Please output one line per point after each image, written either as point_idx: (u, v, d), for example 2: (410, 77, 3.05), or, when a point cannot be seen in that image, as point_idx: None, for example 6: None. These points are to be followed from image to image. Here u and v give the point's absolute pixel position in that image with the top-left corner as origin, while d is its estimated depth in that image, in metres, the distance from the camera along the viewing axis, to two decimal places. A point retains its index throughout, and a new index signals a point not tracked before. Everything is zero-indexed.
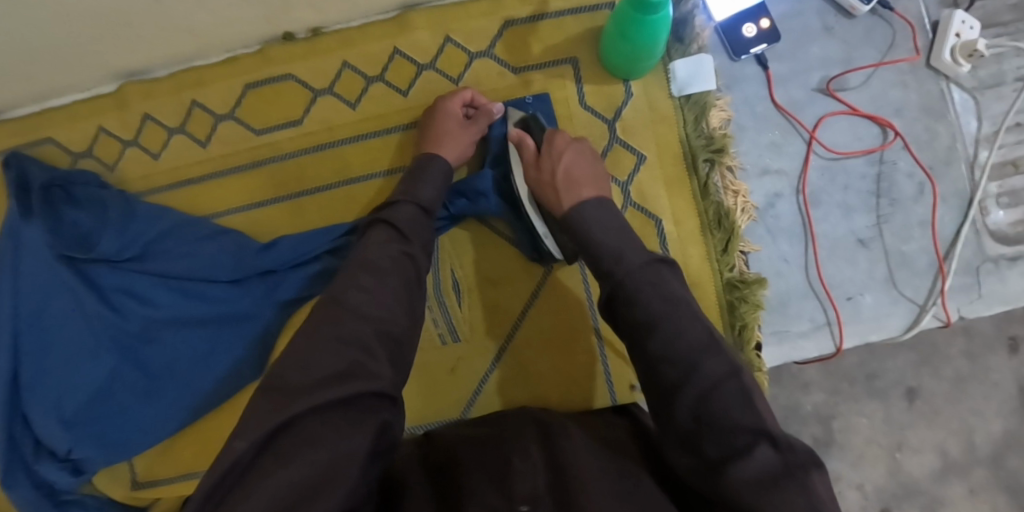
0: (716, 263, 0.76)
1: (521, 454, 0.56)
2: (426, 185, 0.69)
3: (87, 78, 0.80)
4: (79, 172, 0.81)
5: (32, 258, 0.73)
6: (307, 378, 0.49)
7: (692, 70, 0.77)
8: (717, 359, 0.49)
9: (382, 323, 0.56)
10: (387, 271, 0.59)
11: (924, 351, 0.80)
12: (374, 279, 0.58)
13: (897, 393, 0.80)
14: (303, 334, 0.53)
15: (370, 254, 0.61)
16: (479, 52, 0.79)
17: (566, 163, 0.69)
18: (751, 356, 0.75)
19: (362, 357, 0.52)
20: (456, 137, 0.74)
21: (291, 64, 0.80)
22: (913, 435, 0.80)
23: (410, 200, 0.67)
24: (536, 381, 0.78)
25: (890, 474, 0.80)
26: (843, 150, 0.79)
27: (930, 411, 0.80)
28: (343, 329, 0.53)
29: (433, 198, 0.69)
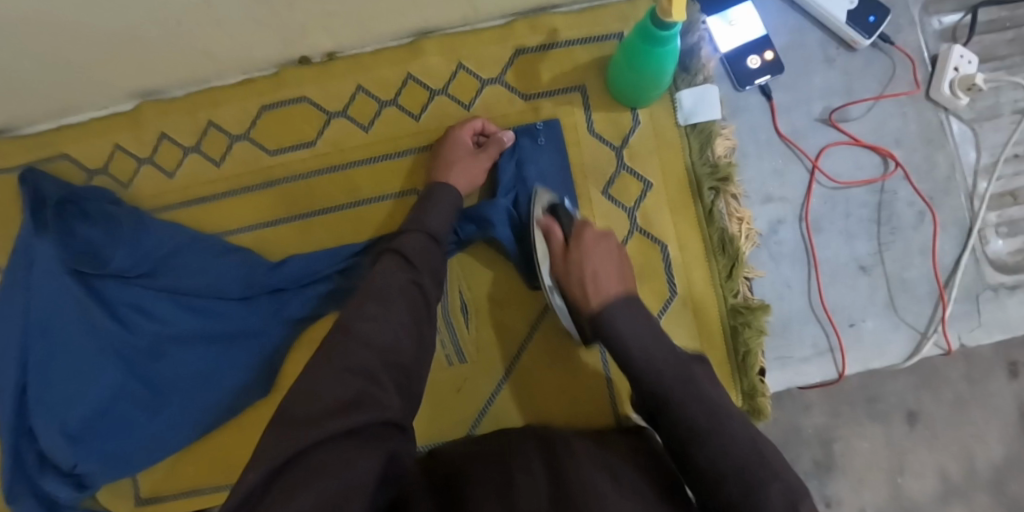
0: (719, 288, 0.77)
1: (525, 472, 0.55)
2: (435, 213, 0.71)
3: (104, 96, 0.81)
4: (92, 188, 0.82)
5: (44, 272, 0.73)
6: (315, 407, 0.51)
7: (697, 100, 0.78)
8: (689, 400, 0.57)
9: (388, 351, 0.58)
10: (394, 301, 0.61)
11: (924, 374, 0.84)
12: (380, 307, 0.60)
13: (897, 416, 0.83)
14: (315, 362, 0.56)
15: (380, 285, 0.62)
16: (490, 79, 0.81)
17: (593, 264, 0.68)
18: (754, 381, 0.76)
19: (368, 385, 0.54)
20: (467, 165, 0.76)
21: (306, 86, 0.82)
22: (913, 458, 0.83)
23: (420, 228, 0.69)
24: (541, 403, 0.79)
25: (892, 496, 0.83)
26: (845, 180, 0.80)
27: (930, 436, 0.83)
28: (351, 359, 0.55)
29: (442, 226, 0.71)
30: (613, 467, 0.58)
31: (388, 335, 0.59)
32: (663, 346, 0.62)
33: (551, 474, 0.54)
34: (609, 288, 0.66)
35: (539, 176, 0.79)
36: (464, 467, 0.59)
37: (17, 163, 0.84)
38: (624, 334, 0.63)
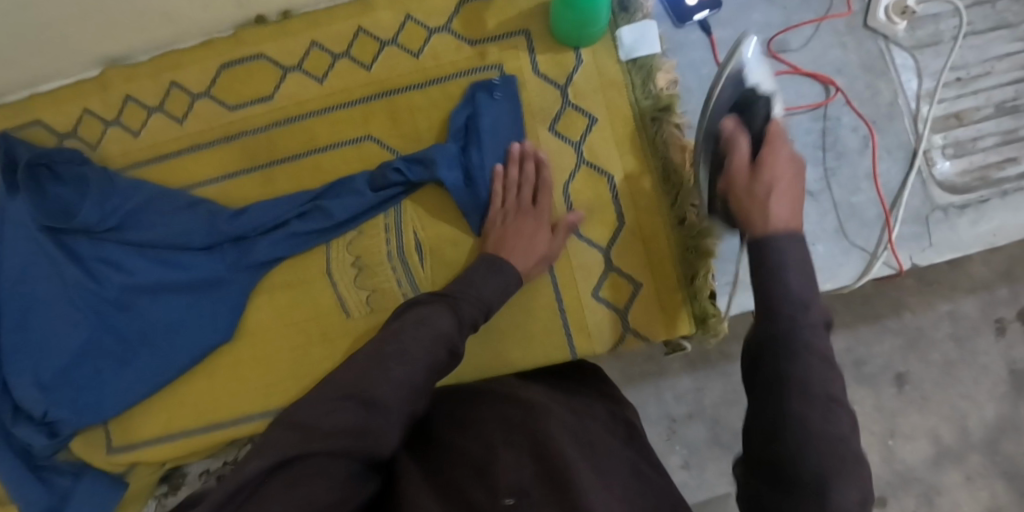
0: (665, 215, 0.79)
1: (509, 446, 0.51)
2: (489, 282, 0.67)
3: (73, 62, 0.85)
4: (61, 148, 0.84)
5: (18, 229, 0.79)
6: (327, 415, 0.44)
7: (637, 37, 0.81)
8: (810, 366, 0.47)
9: (406, 394, 0.50)
10: (417, 341, 0.54)
11: (910, 336, 0.89)
12: (411, 339, 0.54)
13: (885, 378, 0.89)
14: (328, 390, 0.47)
15: (422, 321, 0.56)
16: (438, 28, 0.84)
17: (770, 191, 0.59)
18: (704, 303, 0.77)
19: (370, 413, 0.46)
20: (529, 235, 0.74)
21: (262, 44, 0.85)
22: (903, 421, 0.89)
23: (474, 300, 0.64)
24: (499, 339, 0.80)
25: (883, 460, 0.89)
26: (788, 107, 0.82)
27: (920, 397, 0.89)
28: (376, 380, 0.48)
29: (492, 299, 0.66)
30: (595, 442, 0.55)
31: (409, 382, 0.50)
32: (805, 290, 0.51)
33: (532, 442, 0.51)
34: (782, 215, 0.57)
35: (491, 126, 0.80)
36: (452, 444, 0.55)
37: None
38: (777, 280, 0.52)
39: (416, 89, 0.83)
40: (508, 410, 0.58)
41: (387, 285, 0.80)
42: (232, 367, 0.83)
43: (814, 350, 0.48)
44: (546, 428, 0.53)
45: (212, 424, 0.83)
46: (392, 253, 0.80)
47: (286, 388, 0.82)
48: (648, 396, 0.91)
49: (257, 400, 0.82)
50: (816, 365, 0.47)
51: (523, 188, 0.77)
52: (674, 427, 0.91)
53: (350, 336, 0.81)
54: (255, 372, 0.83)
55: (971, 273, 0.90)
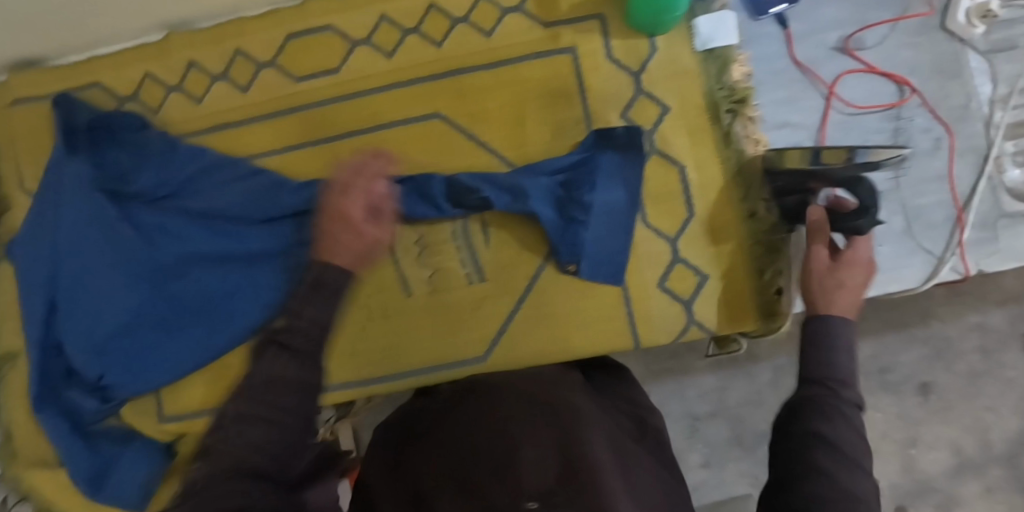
0: (738, 208, 0.78)
1: (532, 442, 0.43)
2: (314, 303, 0.58)
3: (137, 24, 0.84)
4: (117, 114, 0.82)
5: (76, 194, 0.78)
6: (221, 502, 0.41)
7: (714, 26, 0.79)
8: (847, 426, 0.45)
9: (275, 451, 0.47)
10: (294, 404, 0.49)
11: (936, 346, 0.90)
12: (291, 408, 0.49)
13: (909, 387, 0.91)
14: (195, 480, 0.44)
15: (271, 381, 0.49)
16: (511, 8, 0.82)
17: (841, 278, 0.59)
18: (771, 298, 0.78)
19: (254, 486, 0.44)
20: (356, 227, 0.75)
21: (329, 16, 0.84)
22: (925, 431, 0.90)
23: (307, 323, 0.55)
24: (563, 323, 0.79)
25: (904, 468, 0.91)
26: (862, 105, 0.81)
27: (943, 406, 0.90)
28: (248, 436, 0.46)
29: (329, 318, 0.58)
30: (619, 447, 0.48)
31: (280, 440, 0.47)
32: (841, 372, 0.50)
33: (558, 437, 0.43)
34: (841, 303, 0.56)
35: (608, 169, 0.78)
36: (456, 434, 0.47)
37: (50, 91, 0.86)
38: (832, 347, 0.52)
39: (486, 69, 0.81)
40: (525, 398, 0.49)
41: (451, 265, 0.79)
42: None
43: (850, 421, 0.46)
44: (575, 424, 0.45)
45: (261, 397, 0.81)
46: (457, 232, 0.79)
47: (338, 364, 0.81)
48: (670, 394, 0.92)
49: None
50: (846, 428, 0.45)
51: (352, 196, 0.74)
52: (695, 425, 0.91)
53: (408, 314, 0.80)
54: None
55: (1000, 285, 0.90)
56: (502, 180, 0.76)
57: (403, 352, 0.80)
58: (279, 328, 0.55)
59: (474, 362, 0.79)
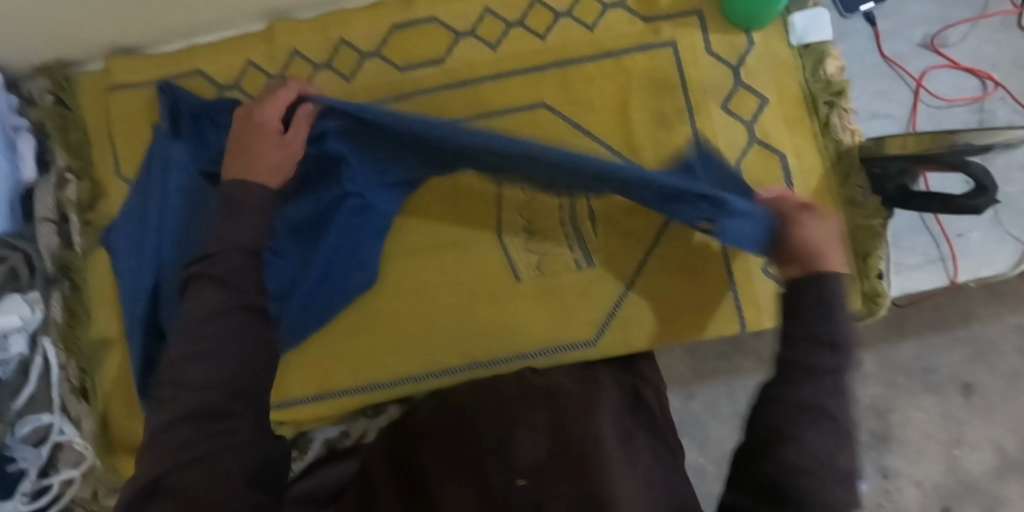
0: (838, 195, 0.81)
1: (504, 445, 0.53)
2: (247, 225, 0.54)
3: (241, 13, 0.84)
4: (219, 100, 0.83)
5: (180, 173, 0.77)
6: (183, 437, 0.44)
7: (810, 22, 0.83)
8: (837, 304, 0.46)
9: (237, 383, 0.47)
10: (225, 338, 0.47)
11: (977, 347, 0.95)
12: (211, 334, 0.47)
13: (952, 388, 0.96)
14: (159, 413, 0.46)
15: (194, 311, 0.49)
16: (613, 2, 0.85)
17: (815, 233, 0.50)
18: (875, 282, 0.79)
19: (220, 422, 0.45)
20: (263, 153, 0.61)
21: (435, 7, 0.85)
22: (969, 431, 0.95)
23: (235, 248, 0.52)
24: (671, 307, 0.80)
25: (949, 470, 0.95)
26: (948, 98, 0.85)
27: (984, 407, 0.95)
28: (186, 369, 0.46)
29: (256, 241, 0.54)
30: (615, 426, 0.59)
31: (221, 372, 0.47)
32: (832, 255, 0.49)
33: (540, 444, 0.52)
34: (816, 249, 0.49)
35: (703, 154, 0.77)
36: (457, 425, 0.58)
37: (149, 78, 0.86)
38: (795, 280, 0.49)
39: (590, 60, 0.84)
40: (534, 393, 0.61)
41: (559, 249, 0.80)
42: (392, 325, 0.81)
43: (833, 309, 0.45)
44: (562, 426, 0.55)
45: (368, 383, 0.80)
46: (565, 217, 0.79)
47: (443, 349, 0.80)
48: (720, 394, 0.95)
49: (410, 362, 0.80)
50: (835, 318, 0.45)
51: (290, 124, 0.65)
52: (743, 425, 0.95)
53: (517, 299, 0.80)
54: (416, 330, 0.80)
55: None
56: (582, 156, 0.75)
57: (509, 336, 0.80)
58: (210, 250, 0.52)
59: (585, 347, 0.80)
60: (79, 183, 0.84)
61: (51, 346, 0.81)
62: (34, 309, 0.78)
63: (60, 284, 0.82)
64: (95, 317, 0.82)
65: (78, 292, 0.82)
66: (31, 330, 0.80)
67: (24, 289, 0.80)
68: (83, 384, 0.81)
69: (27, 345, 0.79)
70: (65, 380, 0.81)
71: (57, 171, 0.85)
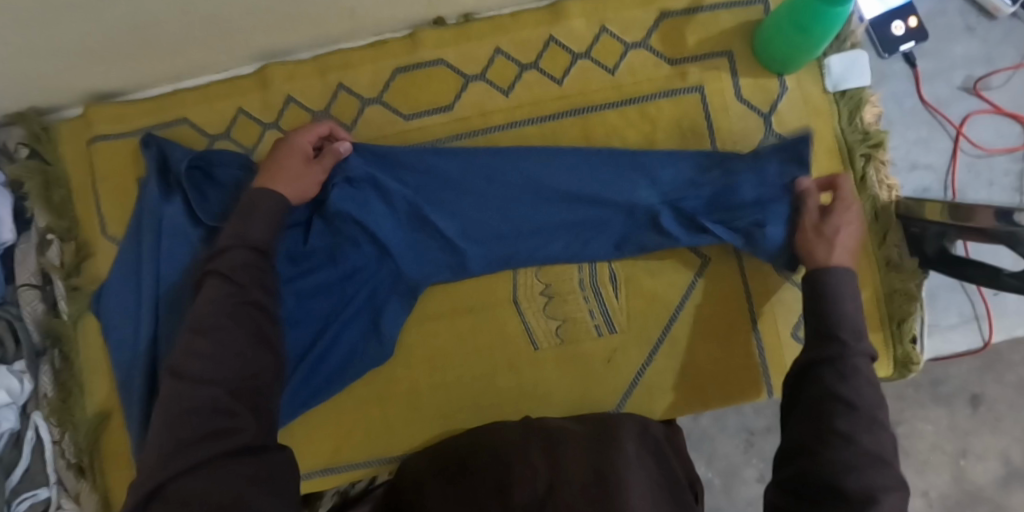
0: (873, 257, 0.77)
1: (539, 464, 0.56)
2: (256, 223, 0.61)
3: (231, 57, 0.77)
4: (214, 150, 0.75)
5: (178, 238, 0.71)
6: (188, 429, 0.49)
7: (848, 66, 0.77)
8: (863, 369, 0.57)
9: (237, 381, 0.52)
10: (232, 329, 0.54)
11: (986, 358, 0.87)
12: (216, 332, 0.54)
13: (960, 399, 0.88)
14: (162, 408, 0.51)
15: (205, 307, 0.55)
16: (635, 43, 0.78)
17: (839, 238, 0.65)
18: (909, 348, 0.76)
19: (223, 419, 0.50)
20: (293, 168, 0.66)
21: (442, 48, 0.79)
22: (975, 440, 0.88)
23: (244, 246, 0.59)
24: (694, 375, 0.77)
25: (954, 480, 0.88)
26: (989, 147, 0.80)
27: (993, 418, 0.87)
28: (200, 366, 0.52)
29: (265, 239, 0.61)
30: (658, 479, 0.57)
31: (224, 368, 0.52)
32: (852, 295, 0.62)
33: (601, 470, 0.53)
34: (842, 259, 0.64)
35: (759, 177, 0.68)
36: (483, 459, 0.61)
37: (132, 127, 0.79)
38: (839, 297, 0.61)
39: (612, 107, 0.78)
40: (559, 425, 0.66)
41: (579, 315, 0.76)
42: (405, 395, 0.77)
43: (862, 374, 0.56)
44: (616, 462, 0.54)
45: (381, 455, 0.77)
46: (584, 281, 0.75)
47: (462, 418, 0.77)
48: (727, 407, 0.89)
49: (426, 430, 0.77)
50: (866, 386, 0.55)
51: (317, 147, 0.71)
52: (751, 439, 0.90)
53: (537, 367, 0.77)
54: (432, 399, 0.77)
55: None
56: (623, 209, 0.71)
57: (528, 407, 0.77)
58: (222, 246, 0.59)
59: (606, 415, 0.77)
60: (63, 244, 0.79)
61: (43, 421, 0.77)
62: (21, 380, 0.74)
63: (49, 355, 0.78)
64: (90, 390, 0.78)
65: (69, 365, 0.78)
66: (22, 403, 0.76)
67: (9, 359, 0.75)
68: (80, 461, 0.77)
69: (18, 420, 0.75)
70: (60, 456, 0.77)
71: (38, 232, 0.79)
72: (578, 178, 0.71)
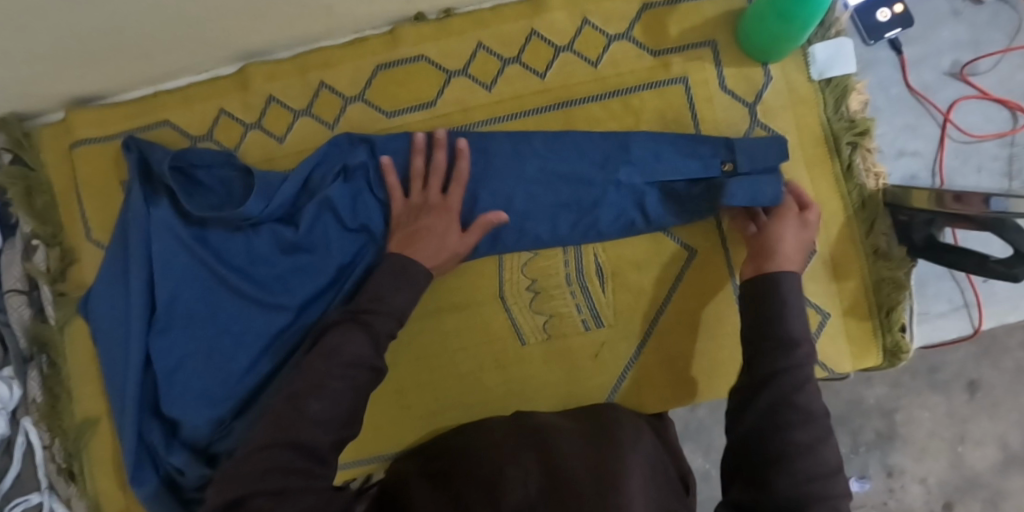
0: (861, 245, 0.76)
1: (515, 463, 0.56)
2: (401, 294, 0.64)
3: (210, 59, 0.77)
4: (197, 150, 0.74)
5: (165, 238, 0.71)
6: (283, 459, 0.50)
7: (833, 54, 0.76)
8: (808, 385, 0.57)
9: (340, 430, 0.54)
10: (351, 387, 0.56)
11: (982, 343, 0.87)
12: (344, 379, 0.56)
13: (958, 385, 0.87)
14: (269, 427, 0.52)
15: (336, 351, 0.57)
16: (618, 35, 0.78)
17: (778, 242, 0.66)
18: (898, 337, 0.76)
19: (313, 464, 0.51)
20: (440, 234, 0.68)
21: (424, 44, 0.78)
22: (973, 427, 0.87)
23: (388, 313, 0.62)
24: (681, 368, 0.77)
25: (952, 466, 0.88)
26: (977, 133, 0.79)
27: (990, 403, 0.87)
28: (316, 408, 0.53)
29: (402, 308, 0.64)
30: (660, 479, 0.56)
31: (339, 413, 0.54)
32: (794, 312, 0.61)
33: (596, 466, 0.52)
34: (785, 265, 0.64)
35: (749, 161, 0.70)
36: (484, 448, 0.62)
37: (113, 131, 0.79)
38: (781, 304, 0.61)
39: (595, 99, 0.77)
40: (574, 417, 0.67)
41: (566, 310, 0.76)
42: (395, 394, 0.77)
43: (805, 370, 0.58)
44: (618, 458, 0.54)
45: (373, 455, 0.78)
46: (570, 276, 0.75)
47: (451, 417, 0.78)
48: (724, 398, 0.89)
49: (418, 428, 0.78)
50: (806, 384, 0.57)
51: (430, 178, 0.70)
52: None
53: (524, 364, 0.77)
54: (419, 397, 0.77)
55: None
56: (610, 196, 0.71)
57: (518, 404, 0.77)
58: (364, 306, 0.62)
59: None
60: (49, 250, 0.79)
61: (32, 427, 0.77)
62: (10, 387, 0.76)
63: (37, 360, 0.78)
64: (79, 396, 0.78)
65: (56, 370, 0.78)
66: (11, 409, 0.76)
67: None
68: (70, 466, 0.78)
69: (8, 426, 0.76)
70: (50, 460, 0.78)
71: (23, 238, 0.79)
72: (565, 162, 0.71)
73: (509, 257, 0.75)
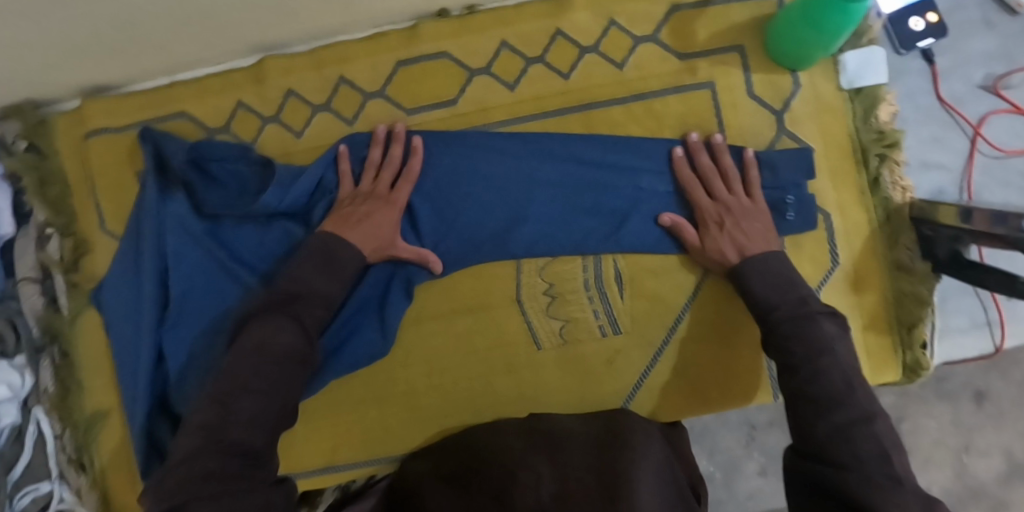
0: (883, 259, 0.76)
1: (528, 469, 0.55)
2: (327, 276, 0.64)
3: (228, 50, 0.75)
4: (212, 141, 0.72)
5: (180, 232, 0.70)
6: (215, 462, 0.48)
7: (864, 63, 0.75)
8: (833, 371, 0.57)
9: (274, 421, 0.53)
10: (282, 380, 0.55)
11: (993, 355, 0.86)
12: (269, 374, 0.54)
13: (965, 396, 0.87)
14: (192, 433, 0.50)
15: (264, 345, 0.56)
16: (644, 37, 0.76)
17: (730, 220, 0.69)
18: (919, 354, 0.75)
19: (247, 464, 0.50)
20: (374, 221, 0.68)
21: (445, 41, 0.77)
22: (979, 437, 0.87)
23: (314, 295, 0.62)
24: (697, 375, 0.76)
25: (957, 475, 0.87)
26: (1006, 147, 0.78)
27: (997, 413, 0.86)
28: (249, 407, 0.52)
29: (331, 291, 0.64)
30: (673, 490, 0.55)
31: (268, 409, 0.53)
32: (792, 296, 0.63)
33: (603, 476, 0.51)
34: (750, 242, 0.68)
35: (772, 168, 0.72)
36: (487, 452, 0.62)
37: (129, 122, 0.77)
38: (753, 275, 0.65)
39: (618, 103, 0.76)
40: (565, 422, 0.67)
41: (582, 315, 0.75)
42: (405, 395, 0.77)
43: (838, 372, 0.57)
44: (621, 462, 0.53)
45: (382, 455, 0.77)
46: (588, 282, 0.74)
47: (462, 419, 0.77)
48: None
49: (428, 430, 0.77)
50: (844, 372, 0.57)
51: (383, 170, 0.71)
52: (753, 434, 0.89)
53: (537, 368, 0.76)
54: (430, 400, 0.77)
55: None
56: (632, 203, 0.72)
57: (530, 407, 0.77)
58: (291, 293, 0.61)
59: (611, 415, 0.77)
60: (62, 239, 0.78)
61: (44, 416, 0.77)
62: (23, 374, 0.75)
63: (50, 351, 0.78)
64: (91, 386, 0.78)
65: (70, 362, 0.78)
66: (23, 398, 0.76)
67: (10, 353, 0.75)
68: (81, 457, 0.78)
69: (20, 415, 0.75)
70: (60, 452, 0.77)
71: (36, 227, 0.78)
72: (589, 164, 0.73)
73: (527, 260, 0.75)
